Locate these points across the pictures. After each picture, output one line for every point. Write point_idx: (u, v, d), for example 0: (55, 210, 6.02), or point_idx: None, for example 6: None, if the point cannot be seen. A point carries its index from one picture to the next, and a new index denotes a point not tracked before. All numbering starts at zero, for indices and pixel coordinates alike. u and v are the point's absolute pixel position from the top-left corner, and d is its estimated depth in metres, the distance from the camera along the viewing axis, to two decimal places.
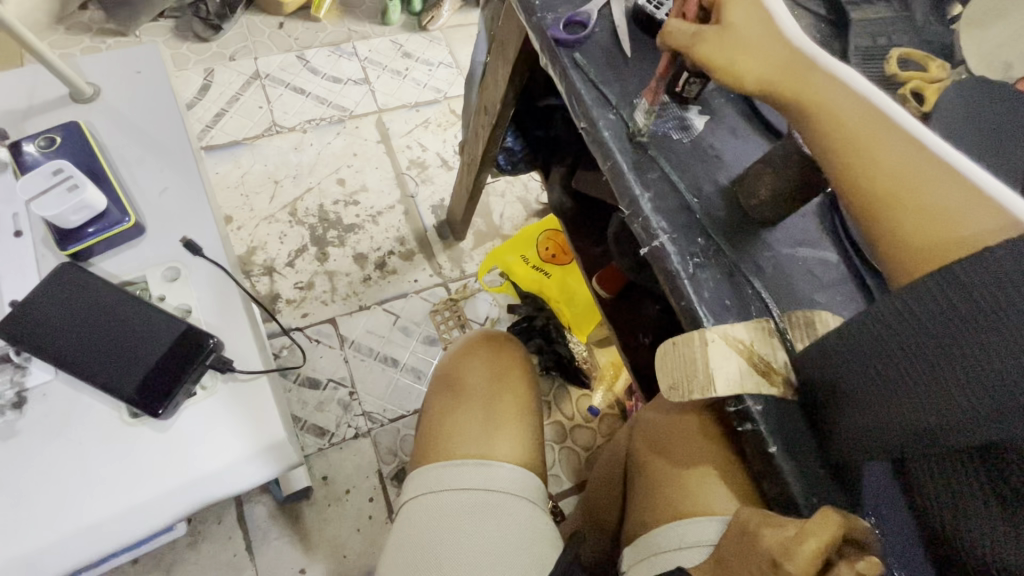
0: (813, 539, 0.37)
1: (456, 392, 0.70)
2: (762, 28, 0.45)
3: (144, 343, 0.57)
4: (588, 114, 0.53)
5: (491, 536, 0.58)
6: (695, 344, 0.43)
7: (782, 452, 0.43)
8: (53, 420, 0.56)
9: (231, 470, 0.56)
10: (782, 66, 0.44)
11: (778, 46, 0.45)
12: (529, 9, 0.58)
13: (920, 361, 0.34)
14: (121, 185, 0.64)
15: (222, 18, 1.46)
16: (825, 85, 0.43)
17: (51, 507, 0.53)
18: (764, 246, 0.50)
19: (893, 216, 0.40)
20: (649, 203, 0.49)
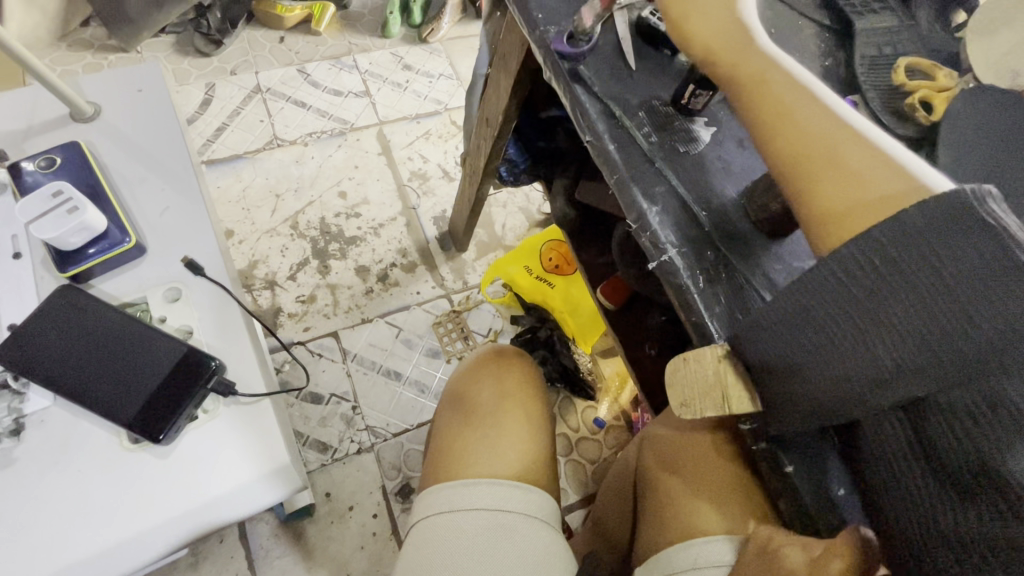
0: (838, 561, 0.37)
1: (462, 410, 0.69)
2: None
3: (144, 367, 0.56)
4: (593, 127, 0.52)
5: (505, 558, 0.56)
6: (708, 361, 0.42)
7: (797, 469, 0.42)
8: (52, 448, 0.55)
9: (238, 492, 0.55)
10: (724, 31, 0.46)
11: (732, 18, 0.46)
12: (531, 22, 0.57)
13: (843, 320, 0.34)
14: (121, 205, 0.64)
15: (223, 33, 1.47)
16: (759, 55, 0.45)
17: (50, 537, 0.52)
18: (774, 259, 0.49)
19: (809, 178, 0.39)
20: (656, 217, 0.49)
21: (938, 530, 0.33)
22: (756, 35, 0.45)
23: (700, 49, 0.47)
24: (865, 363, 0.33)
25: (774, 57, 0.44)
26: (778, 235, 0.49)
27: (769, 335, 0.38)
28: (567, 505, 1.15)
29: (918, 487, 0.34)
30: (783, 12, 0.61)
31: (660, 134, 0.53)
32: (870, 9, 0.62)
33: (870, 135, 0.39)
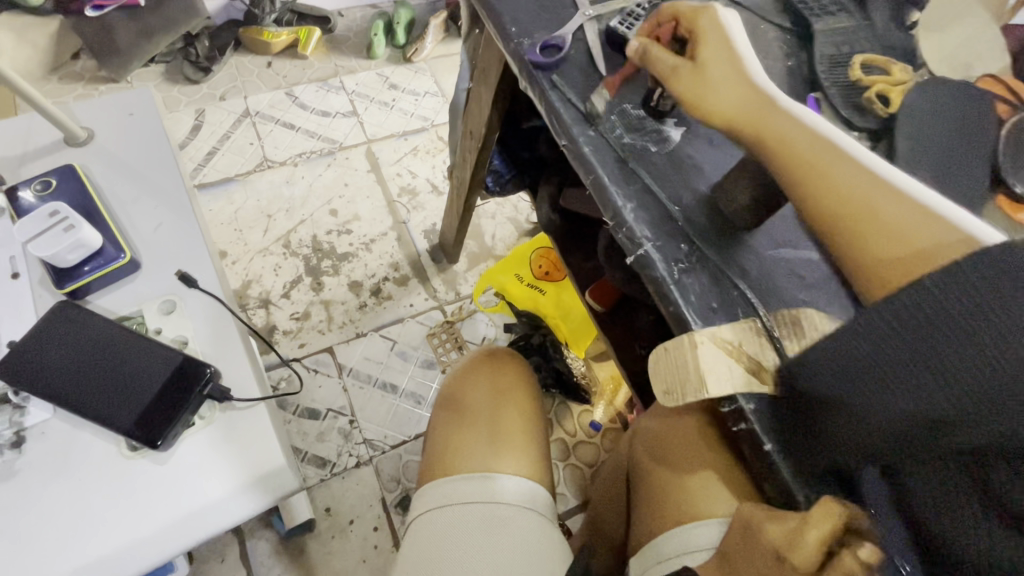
0: (813, 531, 0.37)
1: (455, 410, 0.69)
2: (729, 68, 0.47)
3: (140, 377, 0.57)
4: (568, 131, 0.55)
5: (501, 551, 0.57)
6: (687, 349, 0.45)
7: (777, 450, 0.43)
8: (54, 458, 0.55)
9: (230, 501, 0.56)
10: (743, 102, 0.46)
11: (745, 83, 0.46)
12: (506, 36, 0.60)
13: (891, 368, 0.36)
14: (115, 223, 0.65)
15: (212, 60, 1.51)
16: (785, 117, 0.45)
17: (54, 544, 0.53)
18: (746, 250, 0.51)
19: (855, 244, 0.41)
20: (632, 213, 0.51)
21: (993, 560, 0.34)
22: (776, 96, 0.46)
23: (723, 123, 0.47)
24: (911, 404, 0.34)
25: (800, 117, 0.45)
26: (749, 226, 0.51)
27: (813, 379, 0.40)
28: (567, 509, 1.17)
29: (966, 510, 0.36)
30: (745, 18, 0.65)
31: (632, 135, 0.55)
32: (827, 10, 0.64)
33: (908, 189, 0.41)
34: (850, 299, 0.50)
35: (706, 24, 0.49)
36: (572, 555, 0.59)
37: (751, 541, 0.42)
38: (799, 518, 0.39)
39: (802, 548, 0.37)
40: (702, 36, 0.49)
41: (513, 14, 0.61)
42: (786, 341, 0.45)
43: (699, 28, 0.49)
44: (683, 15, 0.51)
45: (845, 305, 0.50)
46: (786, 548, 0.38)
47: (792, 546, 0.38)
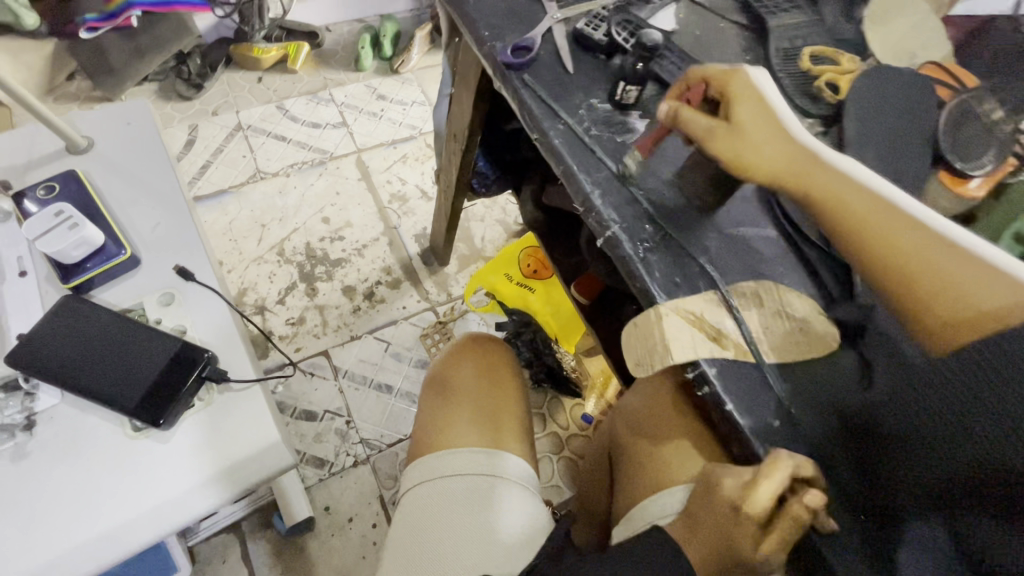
0: (765, 483, 0.41)
1: (441, 390, 0.69)
2: (770, 130, 0.49)
3: (143, 362, 0.60)
4: (539, 125, 0.58)
5: (482, 523, 0.56)
6: (653, 320, 0.49)
7: (738, 409, 0.46)
8: (64, 441, 0.58)
9: (233, 471, 0.58)
10: (788, 160, 0.48)
11: (788, 144, 0.49)
12: (481, 40, 0.64)
13: (943, 415, 0.39)
14: (116, 222, 0.68)
15: (203, 77, 1.55)
16: (833, 175, 0.47)
17: (68, 519, 0.55)
18: (709, 230, 0.54)
19: (917, 301, 0.42)
20: (600, 199, 0.54)
21: None
22: (820, 155, 0.48)
23: (764, 179, 0.49)
24: (955, 451, 0.38)
25: (849, 175, 0.47)
26: (709, 207, 0.55)
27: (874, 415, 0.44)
28: (561, 501, 1.19)
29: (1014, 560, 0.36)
30: (706, 18, 0.69)
31: (599, 128, 0.59)
32: (782, 8, 0.69)
33: (969, 246, 0.42)
34: (808, 273, 0.54)
35: (743, 86, 0.51)
36: (553, 527, 0.59)
37: (711, 496, 0.46)
38: (753, 472, 0.42)
39: (755, 500, 0.41)
40: (735, 98, 0.51)
41: (486, 19, 0.65)
42: (744, 310, 0.50)
43: (731, 89, 0.51)
44: (713, 79, 0.53)
45: (802, 278, 0.53)
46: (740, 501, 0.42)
47: (745, 498, 0.42)
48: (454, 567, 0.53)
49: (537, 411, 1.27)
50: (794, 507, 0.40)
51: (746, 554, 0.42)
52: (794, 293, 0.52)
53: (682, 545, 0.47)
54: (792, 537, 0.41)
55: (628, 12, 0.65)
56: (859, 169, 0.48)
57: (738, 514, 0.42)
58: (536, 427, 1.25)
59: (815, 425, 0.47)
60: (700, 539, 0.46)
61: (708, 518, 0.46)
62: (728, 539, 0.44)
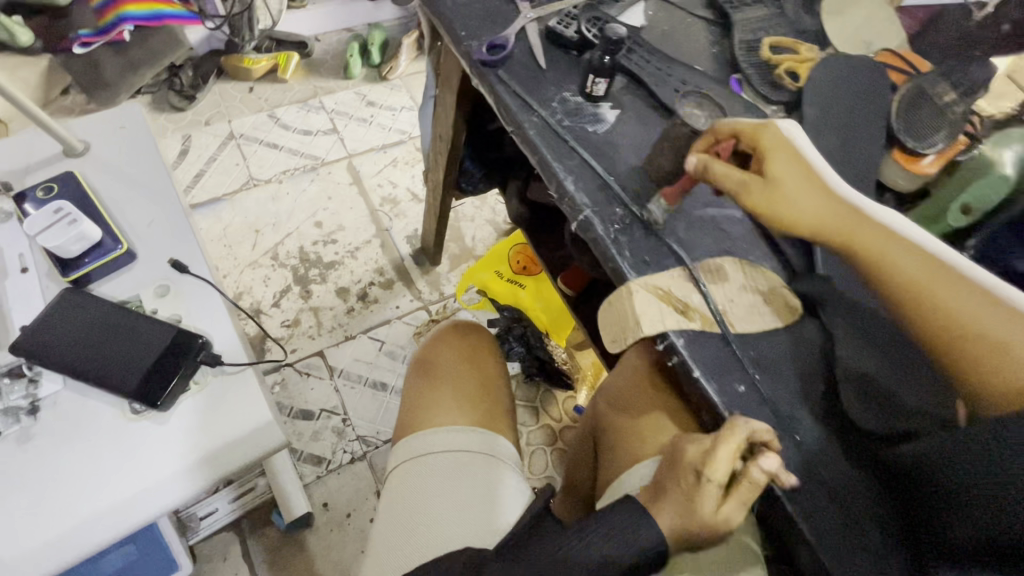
0: (723, 446, 0.44)
1: (423, 371, 0.72)
2: (808, 183, 0.48)
3: (137, 345, 0.57)
4: (514, 118, 0.61)
5: (466, 494, 0.58)
6: (625, 296, 0.52)
7: (705, 376, 0.49)
8: (66, 426, 0.55)
9: (235, 446, 0.55)
10: (830, 216, 0.47)
11: (831, 199, 0.47)
12: (457, 40, 0.67)
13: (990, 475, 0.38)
14: (110, 216, 0.65)
15: (196, 88, 1.58)
16: (877, 231, 0.45)
17: (66, 504, 0.52)
18: (677, 212, 0.57)
19: (972, 368, 0.41)
20: (572, 184, 0.57)
21: None
22: (863, 209, 0.47)
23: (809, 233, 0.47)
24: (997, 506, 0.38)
25: (893, 230, 0.45)
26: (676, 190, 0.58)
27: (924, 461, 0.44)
28: None
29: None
30: (673, 13, 0.72)
31: (571, 119, 0.62)
32: (744, 2, 0.72)
33: None
34: (771, 249, 0.57)
35: (774, 138, 0.49)
36: (531, 496, 0.62)
37: (677, 462, 0.49)
38: (713, 437, 0.46)
39: (716, 461, 0.44)
40: (769, 153, 0.49)
41: (463, 20, 0.68)
42: (709, 285, 0.53)
43: (764, 143, 0.50)
44: (743, 133, 0.51)
45: (765, 254, 0.56)
46: (700, 463, 0.45)
47: (707, 460, 0.45)
48: (435, 539, 0.55)
49: (530, 404, 1.30)
50: (752, 473, 0.44)
51: (708, 515, 0.45)
52: (757, 268, 0.55)
53: (649, 510, 0.48)
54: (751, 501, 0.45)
55: (598, 10, 0.68)
56: (905, 224, 0.46)
57: (700, 478, 0.45)
58: (530, 420, 1.28)
59: (777, 389, 0.50)
60: (666, 503, 0.47)
61: (672, 485, 0.48)
62: (688, 502, 0.46)
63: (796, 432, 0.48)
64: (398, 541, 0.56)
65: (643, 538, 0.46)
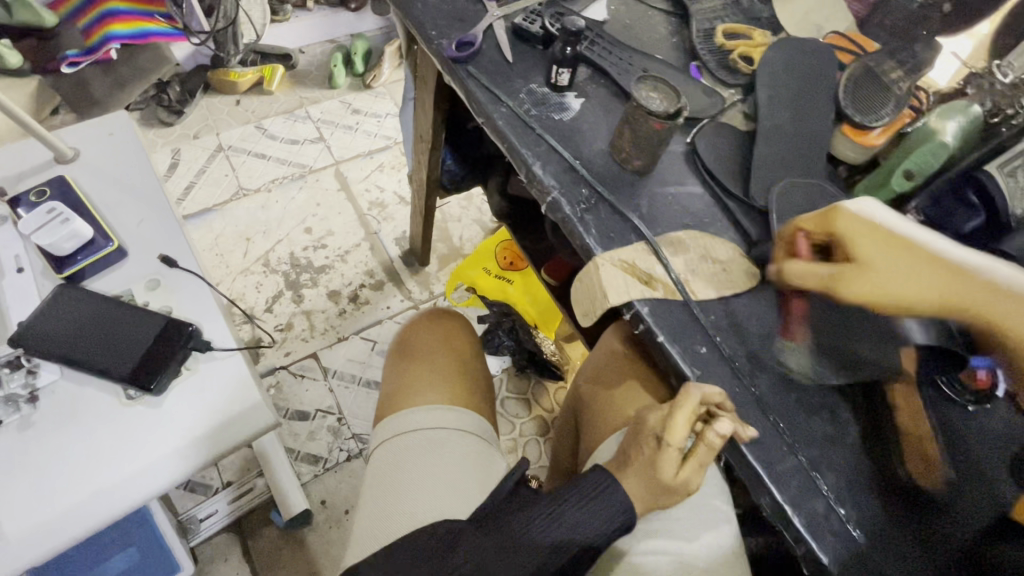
0: (680, 413, 0.48)
1: (403, 354, 0.75)
2: (904, 261, 0.45)
3: (132, 335, 0.59)
4: (484, 110, 0.64)
5: (447, 466, 0.61)
6: (592, 270, 0.55)
7: (668, 340, 0.52)
8: (63, 412, 0.57)
9: (228, 426, 0.58)
10: (938, 292, 0.44)
11: (935, 273, 0.44)
12: (429, 38, 0.70)
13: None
14: (101, 217, 0.67)
15: (183, 103, 1.61)
16: (1010, 303, 0.41)
17: (67, 485, 0.54)
18: (640, 191, 0.60)
19: None
20: (540, 168, 0.60)
21: None
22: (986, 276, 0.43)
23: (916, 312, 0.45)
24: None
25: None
26: (638, 170, 0.61)
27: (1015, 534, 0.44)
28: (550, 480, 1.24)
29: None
30: (635, 6, 0.76)
31: (538, 108, 0.65)
32: None
33: None
34: (732, 223, 0.60)
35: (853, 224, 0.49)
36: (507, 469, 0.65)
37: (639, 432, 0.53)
38: (671, 405, 0.50)
39: (675, 427, 0.48)
40: (846, 240, 0.49)
41: (433, 20, 0.72)
42: (671, 257, 0.56)
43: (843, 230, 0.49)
44: (812, 227, 0.52)
45: (725, 226, 0.59)
46: (663, 431, 0.50)
47: (668, 428, 0.49)
48: (414, 509, 0.57)
49: (522, 396, 1.32)
50: (710, 438, 0.47)
51: (669, 476, 0.50)
52: (717, 239, 0.58)
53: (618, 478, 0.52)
54: (708, 462, 0.50)
55: (560, 6, 0.72)
56: None
57: (662, 443, 0.50)
58: (522, 412, 1.30)
59: (737, 349, 0.53)
60: (633, 472, 0.52)
61: (637, 452, 0.52)
62: (653, 465, 0.51)
63: (758, 389, 0.51)
64: (380, 513, 0.58)
65: (616, 504, 0.50)
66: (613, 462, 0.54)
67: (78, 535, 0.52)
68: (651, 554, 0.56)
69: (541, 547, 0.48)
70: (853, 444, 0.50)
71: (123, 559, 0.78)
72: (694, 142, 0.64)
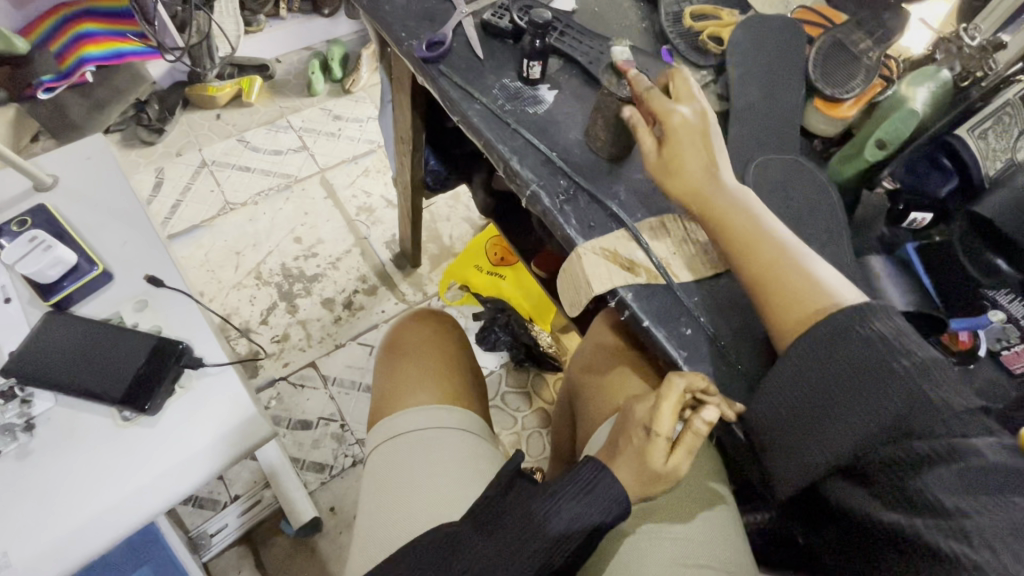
0: (666, 403, 0.48)
1: (394, 355, 0.75)
2: (698, 161, 0.53)
3: (122, 357, 0.60)
4: (459, 108, 0.65)
5: (445, 465, 0.61)
6: (576, 259, 0.55)
7: (654, 325, 0.53)
8: (61, 438, 0.57)
9: (224, 441, 0.59)
10: (693, 187, 0.53)
11: (698, 174, 0.53)
12: (399, 40, 0.70)
13: (807, 416, 0.46)
14: (84, 242, 0.67)
15: (164, 121, 1.61)
16: (725, 198, 0.52)
17: (69, 508, 0.55)
18: (618, 180, 0.61)
19: (779, 310, 0.49)
20: (518, 162, 0.61)
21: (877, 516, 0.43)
22: (724, 182, 0.53)
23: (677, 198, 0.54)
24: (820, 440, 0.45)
25: (735, 195, 0.53)
26: (615, 157, 0.62)
27: (752, 435, 0.49)
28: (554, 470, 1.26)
29: (975, 510, 0.39)
30: None
31: (512, 103, 0.65)
32: None
33: (811, 262, 0.50)
34: None
35: (687, 113, 0.54)
36: (503, 462, 0.66)
37: (627, 422, 0.53)
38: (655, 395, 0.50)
39: (662, 416, 0.49)
40: (675, 132, 0.53)
41: (402, 22, 0.71)
42: (651, 243, 0.56)
43: (666, 114, 0.53)
44: (652, 105, 0.54)
45: None
46: (650, 420, 0.50)
47: (654, 416, 0.50)
48: (416, 511, 0.57)
49: (522, 389, 1.33)
50: (697, 424, 0.48)
51: (659, 464, 0.50)
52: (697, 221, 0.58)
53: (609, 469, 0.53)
54: (696, 448, 0.50)
55: None
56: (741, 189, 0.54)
57: (649, 432, 0.50)
58: (524, 405, 1.31)
59: (720, 328, 0.54)
60: (624, 461, 0.52)
61: (625, 443, 0.53)
62: (641, 455, 0.51)
63: (743, 365, 0.53)
64: (378, 517, 0.59)
65: (610, 496, 0.51)
66: (603, 453, 0.55)
67: (84, 558, 0.53)
68: (653, 536, 0.57)
69: (541, 540, 0.49)
70: None
71: None
72: None
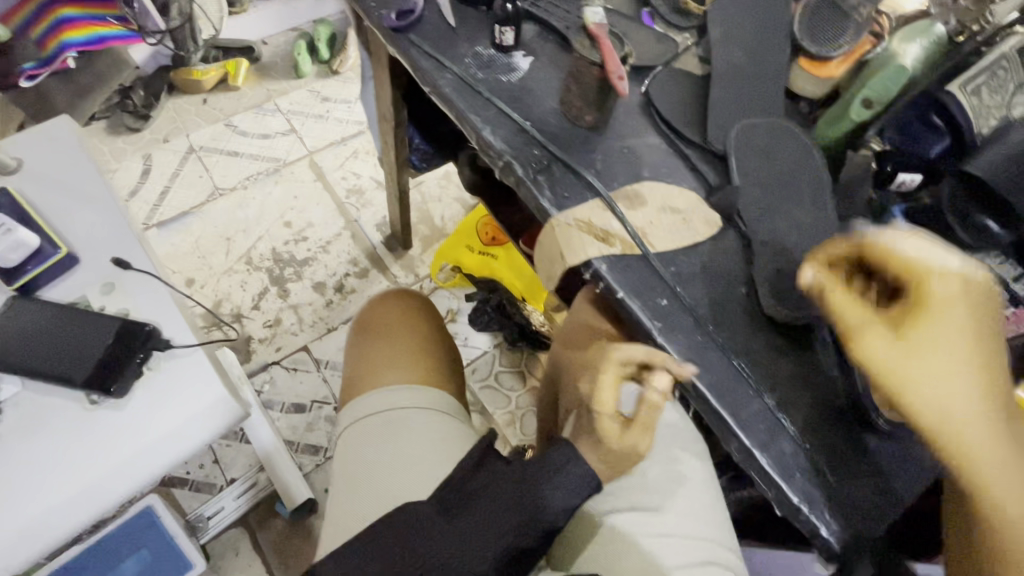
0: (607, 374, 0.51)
1: (365, 334, 0.75)
2: (966, 381, 0.39)
3: (88, 340, 0.59)
4: (430, 79, 0.62)
5: (412, 442, 0.61)
6: (553, 230, 0.54)
7: (629, 296, 0.51)
8: (28, 421, 0.57)
9: (194, 423, 0.59)
10: (961, 419, 0.39)
11: (972, 407, 0.39)
12: (368, 10, 0.67)
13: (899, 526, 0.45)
14: (49, 225, 0.66)
15: (149, 107, 1.58)
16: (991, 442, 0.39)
17: (36, 491, 0.55)
18: (594, 148, 0.59)
19: None
20: (490, 133, 0.59)
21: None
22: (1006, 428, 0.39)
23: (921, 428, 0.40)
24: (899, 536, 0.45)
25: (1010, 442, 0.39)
26: (591, 125, 0.60)
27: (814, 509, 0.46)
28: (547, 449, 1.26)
29: None
30: None
31: (485, 71, 0.63)
32: None
33: None
34: (692, 172, 0.58)
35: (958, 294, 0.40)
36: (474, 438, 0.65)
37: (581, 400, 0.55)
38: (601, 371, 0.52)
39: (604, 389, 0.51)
40: (936, 317, 0.40)
41: None
42: (627, 212, 0.55)
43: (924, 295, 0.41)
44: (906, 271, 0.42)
45: (684, 174, 0.58)
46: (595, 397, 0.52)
47: (598, 393, 0.52)
48: (384, 491, 0.57)
49: (516, 369, 1.32)
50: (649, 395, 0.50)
51: (613, 437, 0.52)
52: (675, 189, 0.56)
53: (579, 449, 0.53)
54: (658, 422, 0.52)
55: None
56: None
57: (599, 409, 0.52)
58: (517, 385, 1.30)
59: (698, 298, 0.52)
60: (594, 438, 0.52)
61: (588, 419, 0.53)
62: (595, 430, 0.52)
63: (723, 336, 0.51)
64: (346, 498, 0.58)
65: (578, 473, 0.51)
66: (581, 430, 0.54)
67: (56, 537, 0.54)
68: (629, 510, 0.57)
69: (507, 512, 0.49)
70: (817, 384, 0.50)
71: (134, 561, 0.76)
72: (650, 92, 0.61)
